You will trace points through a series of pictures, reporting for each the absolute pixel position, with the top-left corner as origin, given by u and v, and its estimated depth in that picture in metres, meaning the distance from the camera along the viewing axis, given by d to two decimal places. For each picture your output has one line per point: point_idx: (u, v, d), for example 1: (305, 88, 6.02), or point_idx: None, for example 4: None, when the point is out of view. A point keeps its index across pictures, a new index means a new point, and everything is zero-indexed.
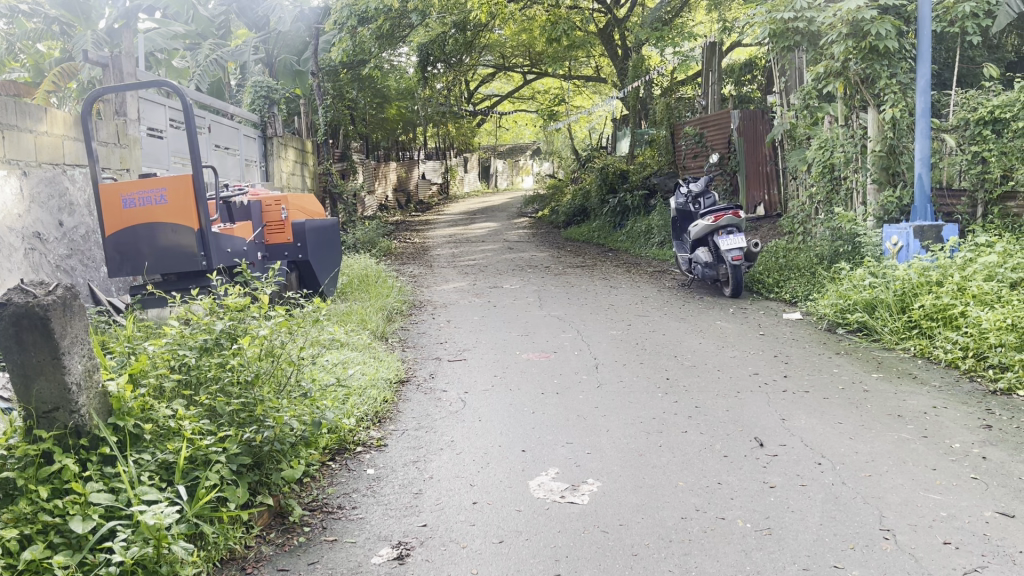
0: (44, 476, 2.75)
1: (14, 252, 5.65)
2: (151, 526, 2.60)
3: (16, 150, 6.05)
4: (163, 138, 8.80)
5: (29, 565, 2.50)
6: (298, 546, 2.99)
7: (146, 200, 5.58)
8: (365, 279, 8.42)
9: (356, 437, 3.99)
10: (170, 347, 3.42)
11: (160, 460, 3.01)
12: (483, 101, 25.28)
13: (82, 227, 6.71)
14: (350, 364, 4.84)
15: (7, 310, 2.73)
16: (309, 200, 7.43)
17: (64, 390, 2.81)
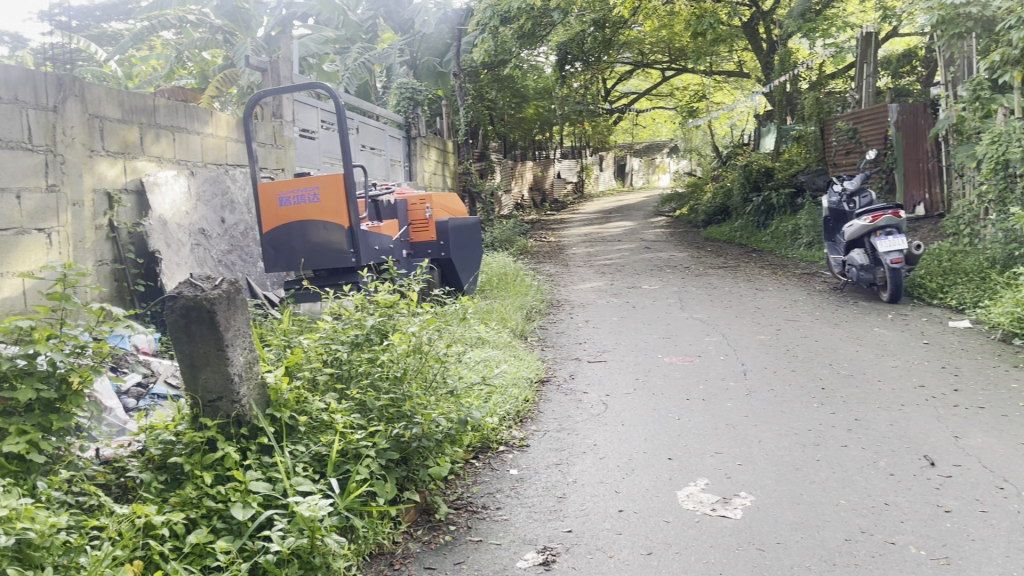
0: (207, 463, 2.89)
1: (181, 247, 6.00)
2: (306, 517, 2.67)
3: (182, 152, 6.47)
4: (315, 139, 9.15)
5: (194, 549, 2.62)
6: (444, 544, 3.00)
7: (300, 198, 5.79)
8: (503, 277, 8.45)
9: (499, 436, 3.98)
10: (324, 342, 3.54)
11: (314, 452, 3.09)
12: (618, 99, 24.91)
13: (242, 224, 6.99)
14: (492, 361, 4.86)
15: (178, 303, 2.88)
16: (451, 199, 7.52)
17: (227, 381, 2.94)
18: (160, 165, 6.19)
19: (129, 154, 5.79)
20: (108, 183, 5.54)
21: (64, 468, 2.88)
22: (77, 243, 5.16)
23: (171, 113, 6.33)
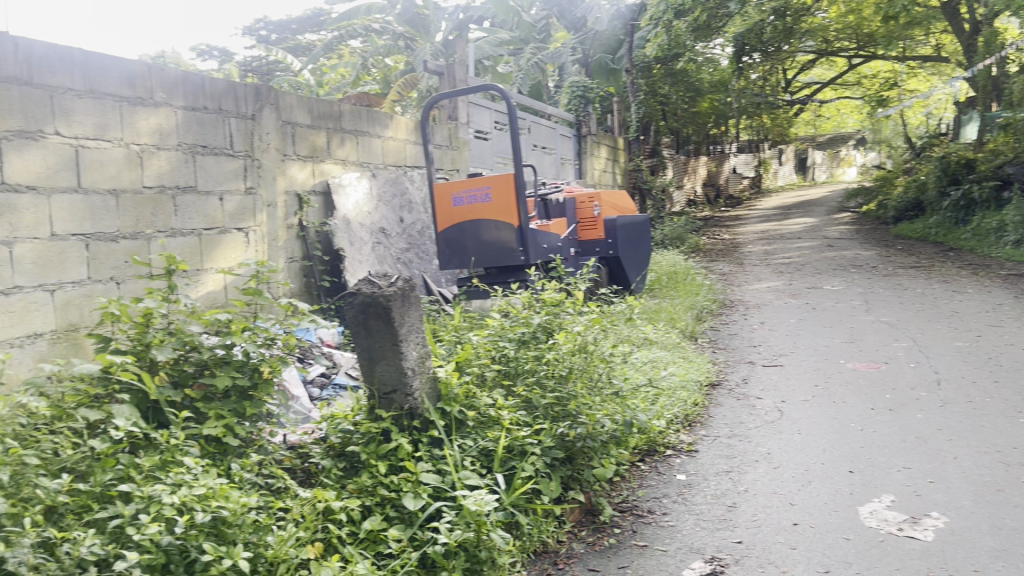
0: (382, 453, 3.03)
1: (363, 245, 6.31)
2: (472, 511, 2.72)
3: (365, 154, 6.82)
4: (488, 140, 9.36)
5: (369, 535, 2.75)
6: (608, 547, 2.99)
7: (473, 198, 5.94)
8: (673, 276, 8.29)
9: (666, 440, 3.90)
10: (493, 339, 3.62)
11: (481, 447, 3.15)
12: (800, 90, 23.76)
13: (419, 223, 7.22)
14: (661, 363, 4.76)
15: (357, 299, 3.03)
16: (620, 197, 7.45)
17: (401, 374, 3.07)
18: (345, 168, 6.55)
19: (317, 158, 6.17)
20: (298, 185, 5.94)
21: (255, 452, 3.10)
22: (270, 242, 5.56)
23: (356, 118, 6.68)
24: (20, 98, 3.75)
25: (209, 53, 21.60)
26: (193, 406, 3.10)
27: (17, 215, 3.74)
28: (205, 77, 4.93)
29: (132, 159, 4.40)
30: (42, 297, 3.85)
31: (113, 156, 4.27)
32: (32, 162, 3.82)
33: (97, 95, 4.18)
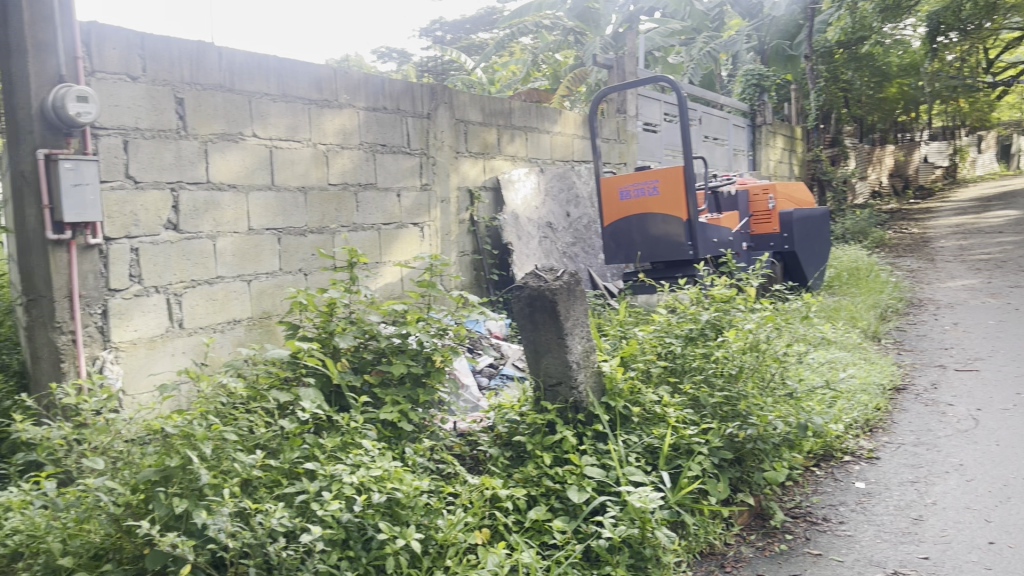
0: (547, 445, 3.09)
1: (531, 239, 6.41)
2: (637, 508, 2.70)
3: (534, 149, 6.92)
4: (658, 132, 9.23)
5: (534, 524, 2.81)
6: (779, 553, 2.89)
7: (640, 191, 5.87)
8: (855, 272, 7.82)
9: (844, 445, 3.69)
10: (659, 334, 3.59)
11: (647, 444, 3.13)
12: (1005, 70, 21.69)
13: (586, 217, 7.23)
14: (840, 364, 4.52)
15: (524, 292, 3.11)
16: (797, 189, 7.12)
17: (566, 367, 3.11)
18: (515, 163, 6.67)
19: (488, 154, 6.33)
20: (469, 181, 6.12)
21: (427, 437, 3.23)
22: (443, 236, 5.77)
23: (526, 114, 6.80)
24: (223, 104, 4.10)
25: (389, 56, 22.63)
26: (372, 391, 3.28)
27: (221, 211, 4.10)
28: (385, 79, 5.17)
29: (319, 158, 4.69)
30: (240, 287, 4.20)
31: (302, 156, 4.57)
32: (233, 163, 4.17)
33: (288, 99, 4.49)
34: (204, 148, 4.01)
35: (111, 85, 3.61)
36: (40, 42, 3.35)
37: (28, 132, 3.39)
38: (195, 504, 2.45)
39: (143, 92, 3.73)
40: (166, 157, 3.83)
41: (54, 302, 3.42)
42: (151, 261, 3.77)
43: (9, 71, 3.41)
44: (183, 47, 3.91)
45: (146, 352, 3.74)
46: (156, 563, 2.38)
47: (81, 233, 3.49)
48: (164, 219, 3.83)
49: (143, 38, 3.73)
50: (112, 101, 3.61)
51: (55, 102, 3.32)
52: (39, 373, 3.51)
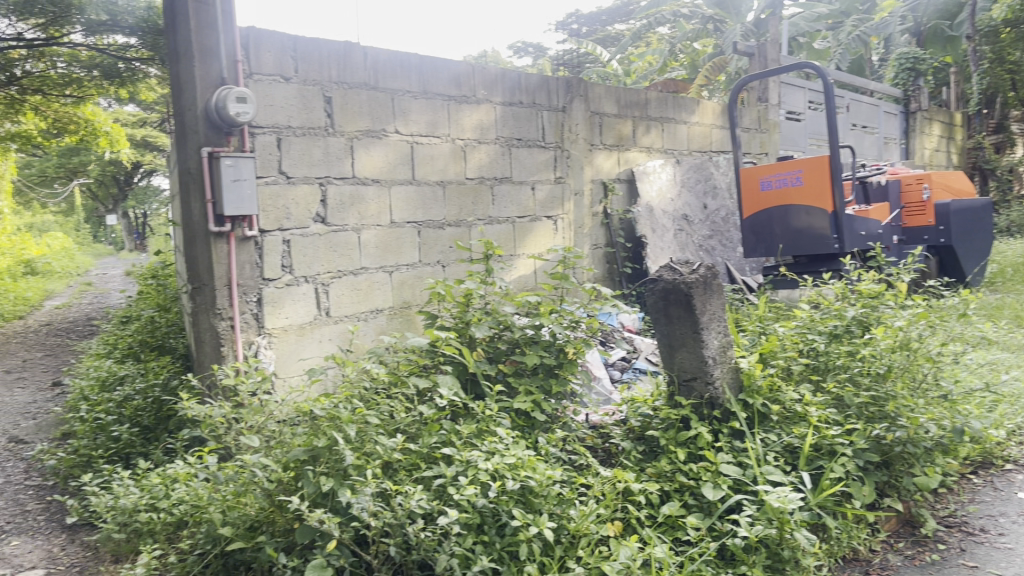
0: (681, 440, 3.07)
1: (666, 232, 6.32)
2: (775, 508, 2.62)
3: (671, 141, 6.82)
4: (801, 121, 8.88)
5: (667, 520, 2.80)
6: (930, 564, 2.79)
7: (782, 182, 5.67)
8: (1020, 268, 7.26)
9: (1005, 452, 3.46)
10: (801, 331, 3.49)
11: (786, 443, 3.05)
12: None
13: (724, 209, 7.05)
14: (1001, 366, 4.22)
15: (659, 285, 3.09)
16: (956, 178, 6.65)
17: (701, 363, 3.07)
18: (650, 155, 6.60)
19: (623, 146, 6.28)
20: (604, 173, 6.10)
21: (560, 427, 3.26)
22: (577, 229, 5.79)
23: (662, 105, 6.70)
24: (368, 102, 4.27)
25: (525, 50, 22.85)
26: (506, 380, 3.34)
27: (365, 205, 4.27)
28: (521, 74, 5.22)
29: (458, 153, 4.80)
30: (382, 277, 4.37)
31: (441, 150, 4.68)
32: (377, 158, 4.33)
33: (428, 96, 4.61)
34: (350, 145, 4.19)
35: (268, 86, 3.83)
36: (205, 48, 3.60)
37: (193, 131, 3.65)
38: (340, 484, 2.57)
39: (295, 92, 3.94)
40: (315, 154, 4.03)
41: (215, 290, 3.68)
42: (301, 253, 3.98)
43: (178, 75, 3.68)
44: (332, 48, 4.10)
45: (296, 338, 3.96)
46: (305, 537, 2.53)
47: (240, 226, 3.73)
48: (314, 212, 4.03)
49: (295, 41, 3.94)
50: (267, 100, 3.83)
51: (217, 104, 3.56)
52: (202, 356, 3.79)
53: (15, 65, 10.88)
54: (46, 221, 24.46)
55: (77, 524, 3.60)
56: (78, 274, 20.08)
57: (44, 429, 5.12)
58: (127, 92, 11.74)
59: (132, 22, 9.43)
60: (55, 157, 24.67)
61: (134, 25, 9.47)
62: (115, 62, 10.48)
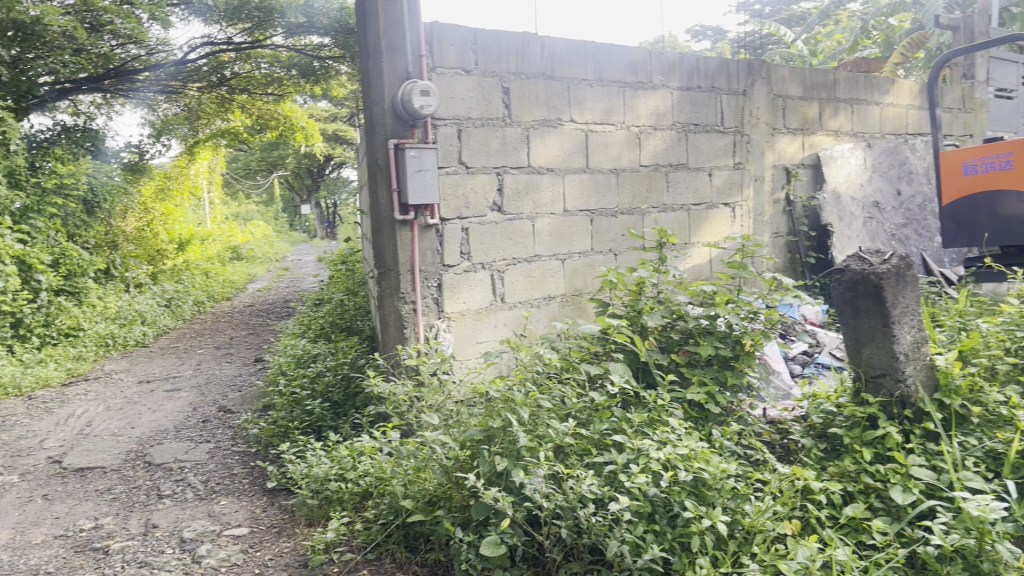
0: (867, 440, 2.91)
1: (854, 220, 5.98)
2: (974, 517, 2.43)
3: (861, 123, 6.43)
4: (1013, 98, 8.09)
5: (851, 522, 2.66)
6: None
7: (989, 165, 5.20)
8: None
9: None
10: (1008, 328, 3.20)
11: (988, 448, 2.81)
12: None
13: (920, 196, 6.56)
14: None
15: (846, 275, 2.95)
16: None
17: (892, 359, 2.90)
18: (838, 139, 6.25)
19: (808, 130, 5.99)
20: (787, 159, 5.85)
21: (735, 421, 3.19)
22: (756, 217, 5.60)
23: (852, 85, 6.32)
24: (545, 91, 4.32)
25: (703, 34, 22.28)
26: (679, 370, 3.30)
27: (539, 193, 4.34)
28: (700, 57, 5.09)
29: (633, 140, 4.76)
30: (556, 265, 4.42)
31: (616, 138, 4.66)
32: (552, 148, 4.38)
33: (604, 83, 4.59)
34: (527, 135, 4.27)
35: (449, 79, 3.97)
36: (393, 44, 3.78)
37: (382, 124, 3.86)
38: (514, 464, 2.65)
39: (475, 83, 4.05)
40: (493, 144, 4.13)
41: (399, 275, 3.87)
42: (479, 240, 4.11)
43: (368, 70, 3.89)
44: (511, 39, 4.18)
45: (473, 322, 4.10)
46: (480, 513, 2.63)
47: (422, 214, 3.90)
48: (491, 201, 4.15)
49: (476, 34, 4.05)
50: (449, 93, 3.96)
51: (403, 97, 3.73)
52: (387, 337, 4.01)
53: (225, 68, 11.94)
54: (250, 210, 26.66)
55: (275, 489, 3.91)
56: (277, 260, 21.75)
57: (248, 400, 5.60)
58: (322, 88, 12.54)
59: (326, 22, 10.73)
60: (259, 151, 26.82)
61: (327, 25, 10.79)
62: (310, 60, 11.72)
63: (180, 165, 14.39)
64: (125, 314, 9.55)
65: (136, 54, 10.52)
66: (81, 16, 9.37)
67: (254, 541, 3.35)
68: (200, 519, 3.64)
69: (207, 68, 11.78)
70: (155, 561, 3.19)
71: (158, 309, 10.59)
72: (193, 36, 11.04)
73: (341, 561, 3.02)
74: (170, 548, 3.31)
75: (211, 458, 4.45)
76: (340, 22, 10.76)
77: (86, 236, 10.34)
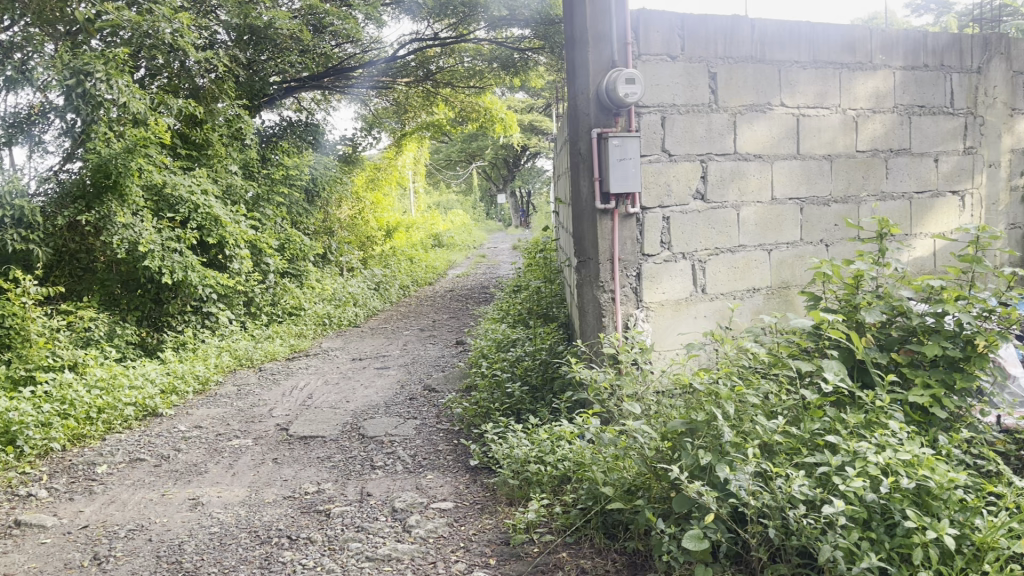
0: None
1: None
2: None
3: None
4: None
5: None
6: None
7: None
8: None
9: None
10: None
11: None
12: None
13: None
14: None
15: None
16: None
17: None
18: None
19: None
20: None
21: (964, 428, 2.95)
22: (990, 206, 5.10)
23: None
24: (754, 75, 4.16)
25: (926, 6, 20.49)
26: (900, 371, 3.09)
27: (745, 181, 4.19)
28: (928, 33, 4.70)
29: (849, 124, 4.47)
30: (761, 256, 4.26)
31: (830, 122, 4.41)
32: (761, 134, 4.22)
33: (819, 65, 4.35)
34: (734, 121, 4.13)
35: (655, 66, 3.91)
36: (600, 33, 3.79)
37: (586, 114, 3.88)
38: (718, 459, 2.59)
39: (681, 70, 3.97)
40: (698, 131, 4.04)
41: (599, 263, 3.90)
42: (681, 229, 4.04)
43: (575, 61, 3.92)
44: (719, 23, 4.06)
45: (672, 313, 4.03)
46: (682, 506, 2.60)
47: (623, 203, 3.88)
48: (694, 189, 4.06)
49: (684, 19, 3.96)
50: (654, 80, 3.92)
51: (609, 86, 3.72)
52: (586, 325, 4.05)
53: (431, 63, 12.53)
54: (450, 199, 27.78)
55: (477, 467, 4.06)
56: (475, 247, 22.54)
57: (451, 380, 5.87)
58: (523, 78, 12.80)
59: (527, 14, 10.97)
60: (460, 142, 27.87)
61: (528, 17, 11.03)
62: (511, 52, 12.02)
63: (388, 156, 15.25)
64: (340, 295, 10.28)
65: (351, 53, 11.27)
66: (307, 18, 10.18)
67: (459, 515, 3.51)
68: (409, 490, 3.87)
69: (414, 64, 12.40)
70: (371, 527, 3.43)
71: (368, 292, 11.31)
72: (403, 33, 11.64)
73: (541, 542, 3.11)
74: (384, 516, 3.54)
75: (418, 434, 4.70)
76: (542, 14, 10.93)
77: (308, 224, 11.21)
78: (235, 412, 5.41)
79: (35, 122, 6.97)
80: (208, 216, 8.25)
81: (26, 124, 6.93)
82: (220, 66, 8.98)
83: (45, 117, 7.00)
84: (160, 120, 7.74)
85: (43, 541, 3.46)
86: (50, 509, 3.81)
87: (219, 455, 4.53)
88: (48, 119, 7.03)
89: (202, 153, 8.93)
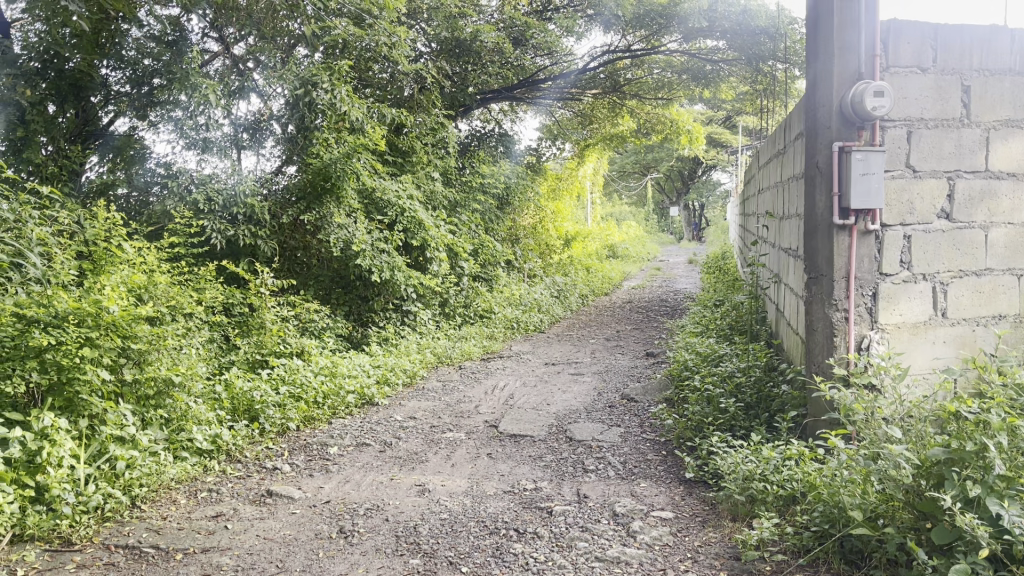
0: None
1: None
2: None
3: None
4: None
5: None
6: None
7: None
8: None
9: None
10: None
11: None
12: None
13: None
14: None
15: None
16: None
17: None
18: None
19: None
20: None
21: None
22: None
23: None
24: (1011, 88, 3.93)
25: None
26: None
27: (996, 201, 3.95)
28: None
29: None
30: (1009, 281, 4.01)
31: None
32: (1015, 151, 3.96)
33: None
34: (987, 137, 3.90)
35: (904, 78, 3.75)
36: (846, 44, 3.69)
37: (827, 127, 3.79)
38: (989, 492, 2.46)
39: (932, 82, 3.79)
40: (947, 147, 3.84)
41: (833, 281, 3.79)
42: (923, 249, 3.84)
43: (818, 73, 3.85)
44: (975, 34, 3.86)
45: (908, 336, 3.84)
46: (944, 538, 2.50)
47: (863, 219, 3.75)
48: (939, 207, 3.85)
49: (937, 29, 3.78)
50: (903, 93, 3.76)
51: (854, 98, 3.62)
52: (817, 344, 3.95)
53: (620, 74, 12.58)
54: (623, 211, 27.75)
55: (693, 480, 4.04)
56: (648, 260, 22.40)
57: (650, 391, 5.86)
58: (715, 88, 12.56)
59: (727, 25, 10.75)
60: (636, 153, 27.78)
61: (727, 28, 10.81)
62: (704, 63, 11.87)
63: (570, 166, 15.45)
64: (525, 300, 10.52)
65: (544, 65, 11.44)
66: (507, 30, 10.50)
67: (680, 526, 3.51)
68: (625, 496, 3.91)
69: (603, 75, 12.48)
70: (595, 528, 3.50)
71: (551, 299, 11.50)
72: (595, 46, 11.77)
73: (773, 561, 3.05)
74: (606, 519, 3.60)
75: (625, 442, 4.75)
76: (742, 25, 10.71)
77: (496, 230, 11.57)
78: (444, 407, 5.67)
79: (262, 130, 7.50)
80: (413, 220, 8.71)
81: (256, 130, 7.44)
82: (428, 77, 9.43)
83: (270, 124, 7.52)
84: (375, 128, 8.25)
85: (293, 511, 3.78)
86: (295, 482, 4.16)
87: (437, 446, 4.76)
88: (272, 126, 7.56)
89: (407, 159, 9.35)
